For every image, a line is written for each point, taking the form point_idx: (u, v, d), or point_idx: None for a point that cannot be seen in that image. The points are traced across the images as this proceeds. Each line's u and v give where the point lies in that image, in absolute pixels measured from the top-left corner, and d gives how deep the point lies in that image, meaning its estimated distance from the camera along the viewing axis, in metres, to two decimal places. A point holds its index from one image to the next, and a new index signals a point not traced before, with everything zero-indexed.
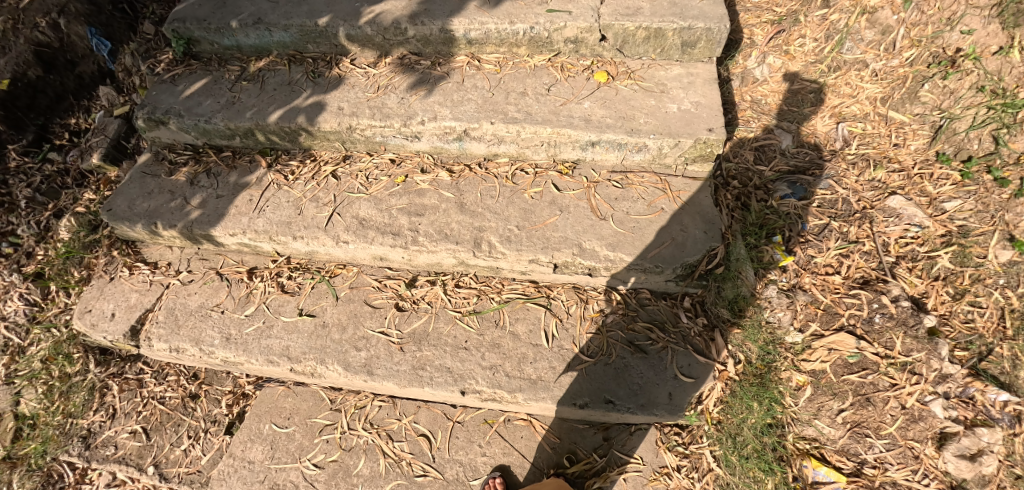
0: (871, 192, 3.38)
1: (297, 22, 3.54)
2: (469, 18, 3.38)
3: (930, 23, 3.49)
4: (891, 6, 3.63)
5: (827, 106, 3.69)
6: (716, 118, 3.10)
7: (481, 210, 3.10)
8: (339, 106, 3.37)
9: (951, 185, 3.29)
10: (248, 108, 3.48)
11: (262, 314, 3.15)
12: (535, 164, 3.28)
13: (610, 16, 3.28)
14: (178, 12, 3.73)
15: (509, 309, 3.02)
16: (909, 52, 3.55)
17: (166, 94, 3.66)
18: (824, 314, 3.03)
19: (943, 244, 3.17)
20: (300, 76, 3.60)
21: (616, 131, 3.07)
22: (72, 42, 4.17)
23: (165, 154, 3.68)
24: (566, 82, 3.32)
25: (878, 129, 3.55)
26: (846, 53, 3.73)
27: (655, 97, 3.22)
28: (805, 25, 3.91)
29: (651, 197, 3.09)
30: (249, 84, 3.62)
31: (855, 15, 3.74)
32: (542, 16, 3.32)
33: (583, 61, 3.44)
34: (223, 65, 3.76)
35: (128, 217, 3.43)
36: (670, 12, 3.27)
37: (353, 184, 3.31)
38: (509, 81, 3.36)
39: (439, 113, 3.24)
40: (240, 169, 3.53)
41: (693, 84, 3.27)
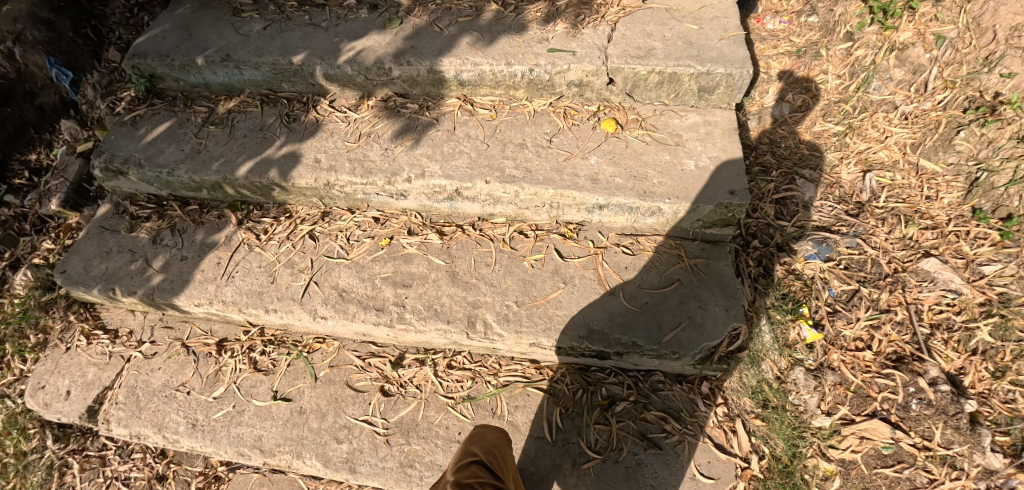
0: (902, 252, 3.09)
1: (268, 60, 3.19)
2: (461, 58, 3.03)
3: (965, 63, 3.21)
4: (923, 43, 3.33)
5: (851, 152, 3.40)
6: (738, 177, 2.77)
7: (476, 282, 2.79)
8: (316, 158, 3.02)
9: (990, 246, 3.03)
10: (215, 159, 3.11)
11: (233, 397, 2.85)
12: (535, 225, 2.95)
13: (619, 58, 2.94)
14: (140, 46, 3.41)
15: (507, 395, 2.75)
16: (942, 94, 3.26)
17: (126, 139, 3.30)
18: (855, 397, 2.75)
19: (983, 314, 2.91)
20: (273, 120, 3.23)
21: (627, 193, 2.74)
22: (30, 73, 3.87)
23: (126, 206, 3.32)
24: (570, 132, 2.97)
25: (908, 180, 3.27)
26: (872, 93, 3.43)
27: (669, 151, 2.88)
28: (827, 59, 3.61)
29: (665, 266, 2.79)
30: (216, 128, 3.24)
31: (883, 51, 3.43)
32: (542, 57, 2.98)
33: (589, 106, 3.07)
34: (190, 105, 3.39)
35: (83, 281, 3.09)
36: (685, 54, 2.94)
37: (332, 247, 2.98)
38: (506, 130, 3.00)
39: (427, 169, 2.90)
40: (208, 225, 3.17)
41: (711, 134, 2.94)
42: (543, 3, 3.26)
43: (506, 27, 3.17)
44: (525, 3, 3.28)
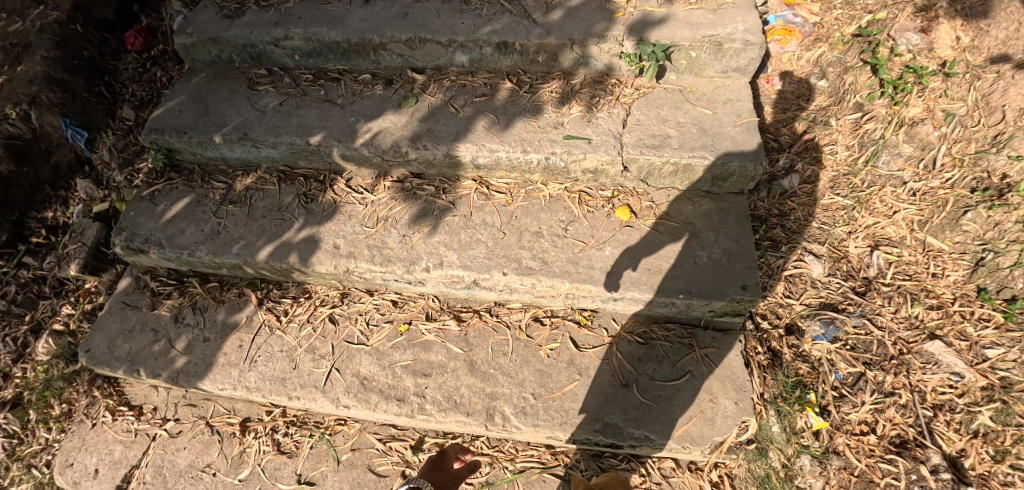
0: (908, 332, 3.16)
1: (286, 141, 3.24)
2: (477, 144, 3.06)
3: (974, 141, 3.27)
4: (932, 120, 3.38)
5: (859, 226, 3.45)
6: (749, 271, 2.85)
7: (493, 372, 2.88)
8: (334, 243, 3.08)
9: (993, 329, 3.11)
10: (235, 240, 3.17)
11: (257, 480, 2.94)
12: (550, 311, 3.03)
13: (634, 148, 2.99)
14: (157, 120, 3.45)
15: (524, 481, 2.86)
16: (951, 172, 3.32)
17: (145, 216, 3.35)
18: (858, 482, 2.85)
19: (985, 398, 2.99)
20: (290, 199, 3.28)
21: (641, 288, 2.83)
22: (46, 133, 3.92)
23: (147, 280, 3.37)
24: (585, 219, 3.03)
25: (915, 256, 3.33)
26: (881, 167, 3.48)
27: (683, 241, 2.95)
28: (836, 129, 3.66)
29: (677, 356, 2.88)
30: (234, 207, 3.29)
31: (893, 126, 3.47)
32: (558, 145, 3.03)
33: (603, 192, 3.13)
34: (207, 180, 3.43)
35: (108, 362, 3.16)
36: (700, 143, 2.99)
37: (353, 331, 3.06)
38: (522, 217, 3.06)
39: (445, 258, 2.96)
40: (228, 304, 3.24)
41: (723, 223, 3.01)
42: (557, 81, 3.30)
43: (521, 109, 3.20)
44: (539, 81, 3.32)
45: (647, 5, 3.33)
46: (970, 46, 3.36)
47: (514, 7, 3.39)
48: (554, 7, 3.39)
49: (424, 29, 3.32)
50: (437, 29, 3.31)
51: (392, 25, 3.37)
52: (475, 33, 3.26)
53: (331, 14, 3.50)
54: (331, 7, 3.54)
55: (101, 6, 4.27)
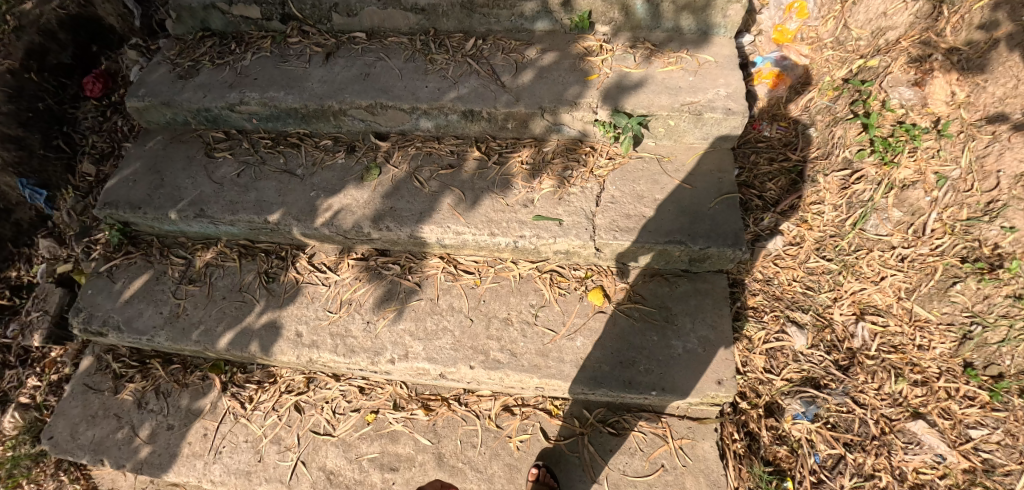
0: (890, 409, 3.08)
1: (244, 218, 3.10)
2: (442, 226, 2.91)
3: (966, 206, 3.13)
4: (924, 184, 3.24)
5: (845, 292, 3.31)
6: (725, 364, 2.74)
7: (462, 466, 2.83)
8: (296, 330, 2.97)
9: (978, 407, 3.01)
10: (195, 325, 3.06)
11: None
12: (521, 399, 2.95)
13: (606, 231, 2.83)
14: (110, 191, 3.31)
15: None
16: (941, 239, 3.18)
17: (103, 294, 3.24)
18: None
19: (967, 481, 2.92)
20: (251, 278, 3.15)
21: (613, 384, 2.73)
22: (2, 193, 3.80)
23: (109, 360, 3.27)
24: (557, 304, 2.91)
25: (900, 326, 3.21)
26: (869, 230, 3.33)
27: (658, 329, 2.83)
28: (824, 186, 3.50)
29: (650, 448, 2.83)
30: (194, 287, 3.17)
31: (882, 188, 3.32)
32: (527, 227, 2.87)
33: (576, 271, 2.98)
34: (166, 254, 3.30)
35: (72, 450, 3.09)
36: (676, 225, 2.83)
37: (319, 420, 2.99)
38: (490, 301, 2.94)
39: (410, 349, 2.85)
40: (192, 388, 3.14)
41: (700, 307, 2.88)
42: (528, 149, 3.11)
43: (489, 183, 3.02)
44: (508, 150, 3.13)
45: (623, 65, 3.12)
46: (966, 102, 3.19)
47: (481, 66, 3.19)
48: (525, 66, 3.18)
49: (386, 94, 3.13)
50: (400, 95, 3.12)
51: (353, 89, 3.19)
52: (439, 100, 3.06)
53: (290, 75, 3.32)
54: (290, 66, 3.36)
55: (57, 50, 4.00)
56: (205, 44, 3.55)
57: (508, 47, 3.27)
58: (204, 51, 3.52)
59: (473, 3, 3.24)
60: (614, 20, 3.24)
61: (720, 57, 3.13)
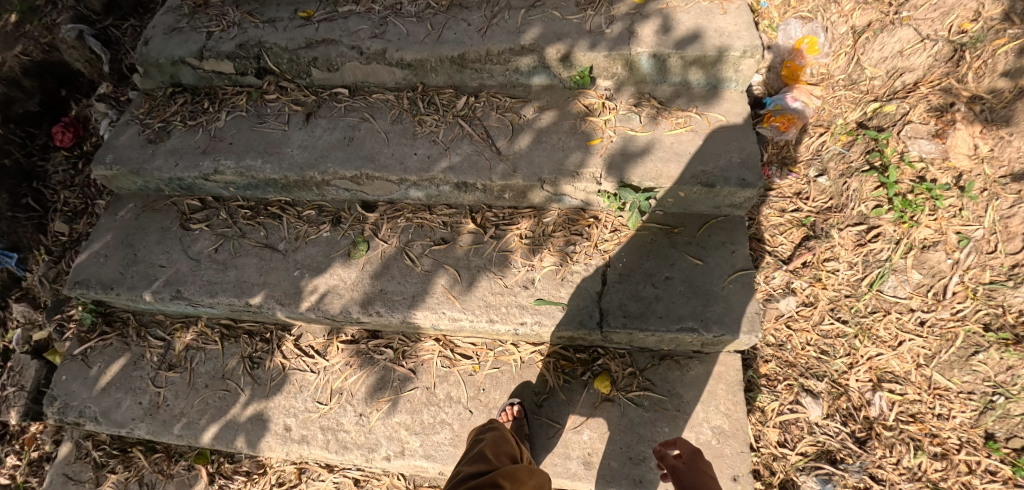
0: (908, 484, 2.96)
1: (223, 301, 2.89)
2: (436, 312, 2.72)
3: (990, 269, 2.99)
4: (945, 245, 3.07)
5: (861, 357, 3.15)
6: (741, 458, 2.60)
7: None
8: (285, 424, 2.80)
9: (1001, 483, 2.88)
10: (177, 417, 2.89)
11: None
12: None
13: (614, 318, 2.65)
14: (80, 269, 3.10)
15: None
16: (962, 303, 3.03)
17: (78, 381, 3.04)
18: None
19: None
20: (235, 363, 2.96)
21: (622, 482, 2.60)
22: None
23: (87, 447, 3.08)
24: (562, 393, 2.76)
25: (919, 394, 3.06)
26: (886, 291, 3.17)
27: (668, 420, 2.68)
28: (839, 241, 3.31)
29: None
30: (174, 374, 2.98)
31: (901, 249, 3.15)
32: (528, 312, 2.69)
33: (581, 354, 2.81)
34: (143, 334, 3.09)
35: None
36: (688, 309, 2.64)
37: None
38: (490, 390, 2.78)
39: (406, 445, 2.71)
40: (177, 479, 2.97)
41: (713, 393, 2.72)
42: (527, 221, 2.89)
43: (486, 261, 2.82)
44: (505, 221, 2.91)
45: (627, 127, 2.89)
46: (989, 156, 3.04)
47: (474, 129, 2.94)
48: (521, 128, 2.93)
49: (371, 163, 2.90)
50: (386, 164, 2.88)
51: (336, 156, 2.95)
52: (428, 170, 2.83)
53: (268, 139, 3.08)
54: (268, 128, 3.12)
55: (22, 99, 3.81)
56: (176, 101, 3.31)
57: (503, 105, 3.01)
58: (175, 109, 3.29)
59: (464, 58, 3.00)
60: (617, 75, 3.00)
61: (731, 115, 2.90)
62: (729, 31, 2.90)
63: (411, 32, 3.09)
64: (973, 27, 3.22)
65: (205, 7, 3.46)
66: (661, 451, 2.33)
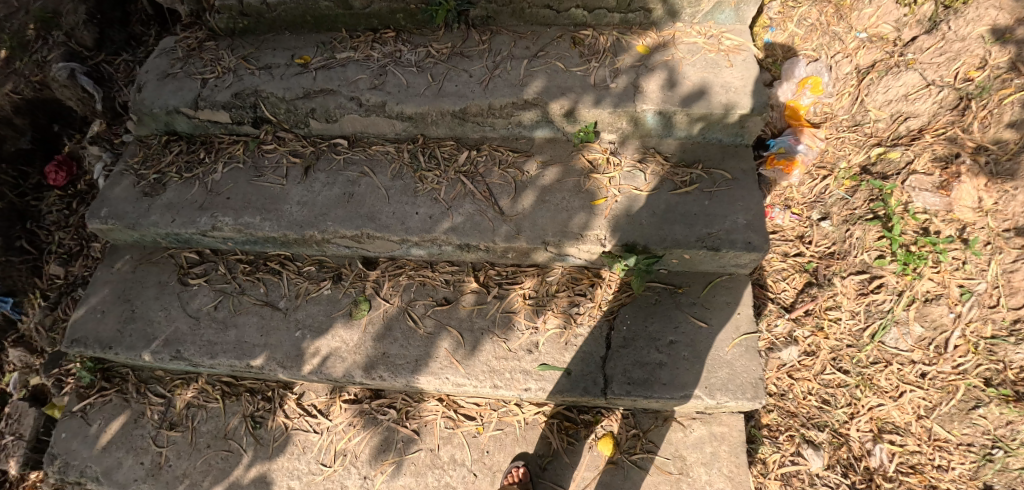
0: None
1: (224, 363, 2.87)
2: (439, 377, 2.70)
3: (992, 323, 3.00)
4: (948, 299, 3.07)
5: (862, 407, 3.16)
6: None
7: None
8: (288, 486, 2.80)
9: None
10: (179, 478, 2.87)
11: None
12: None
13: (618, 385, 2.63)
14: (78, 326, 3.07)
15: None
16: (964, 357, 3.04)
17: (78, 439, 3.01)
18: None
19: None
20: (237, 422, 2.94)
21: None
22: None
23: None
24: (566, 455, 2.77)
25: (919, 445, 3.07)
26: (888, 342, 3.17)
27: (672, 483, 2.69)
28: (841, 290, 3.30)
29: None
30: (175, 433, 2.96)
31: (903, 301, 3.15)
32: (532, 378, 2.67)
33: (585, 415, 2.82)
34: (143, 391, 3.07)
35: None
36: (692, 376, 2.63)
37: None
38: (494, 452, 2.78)
39: None
40: None
41: (716, 455, 2.73)
42: (531, 280, 2.87)
43: (489, 323, 2.80)
44: (508, 279, 2.89)
45: (632, 185, 2.84)
46: (993, 209, 3.04)
47: (476, 186, 2.89)
48: (524, 186, 2.89)
49: (372, 222, 2.85)
50: (387, 224, 2.84)
51: (336, 214, 2.91)
52: (430, 231, 2.79)
53: (266, 194, 3.03)
54: (266, 181, 3.07)
55: (14, 137, 3.86)
56: (172, 151, 3.26)
57: (506, 159, 2.96)
58: (170, 159, 3.23)
59: (466, 112, 2.95)
60: (621, 130, 2.95)
61: (736, 173, 2.88)
62: (736, 87, 2.88)
63: (410, 83, 3.03)
64: (979, 75, 3.21)
65: (200, 51, 3.40)
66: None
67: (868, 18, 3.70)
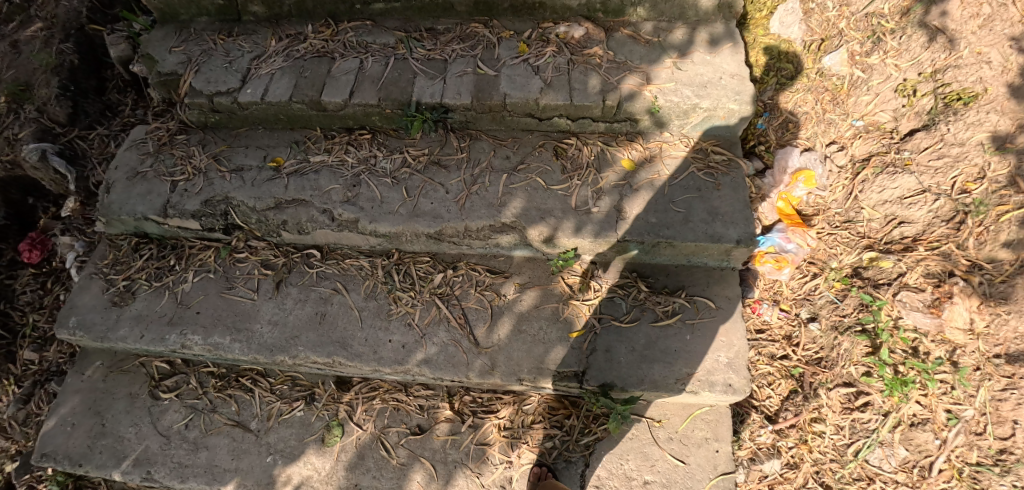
0: None
1: (194, 487, 2.85)
2: None
3: (979, 451, 2.93)
4: (934, 423, 3.02)
5: None
6: None
7: None
8: None
9: None
10: None
11: None
12: None
13: None
14: (46, 439, 3.01)
15: None
16: (948, 483, 2.96)
17: None
18: None
19: None
20: None
21: None
22: None
23: None
24: None
25: None
26: (872, 462, 3.08)
27: None
28: (827, 402, 3.21)
29: None
30: None
31: (888, 425, 3.08)
32: None
33: None
34: None
35: None
36: None
37: None
38: None
39: None
40: None
41: None
42: (507, 408, 2.84)
43: (462, 455, 2.77)
44: (485, 406, 2.85)
45: (613, 315, 2.77)
46: (985, 332, 2.97)
47: (451, 312, 2.81)
48: (500, 312, 2.80)
49: (343, 349, 2.79)
50: (360, 351, 2.77)
51: (307, 338, 2.84)
52: (403, 363, 2.73)
53: (236, 310, 2.95)
54: (237, 295, 2.99)
55: None
56: (142, 256, 3.17)
57: (482, 281, 2.88)
58: (140, 264, 3.16)
59: (442, 233, 2.84)
60: (603, 253, 2.83)
61: (721, 302, 2.78)
62: (722, 213, 2.75)
63: (384, 197, 2.91)
64: (977, 188, 3.12)
65: (171, 146, 3.28)
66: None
67: (865, 105, 3.60)
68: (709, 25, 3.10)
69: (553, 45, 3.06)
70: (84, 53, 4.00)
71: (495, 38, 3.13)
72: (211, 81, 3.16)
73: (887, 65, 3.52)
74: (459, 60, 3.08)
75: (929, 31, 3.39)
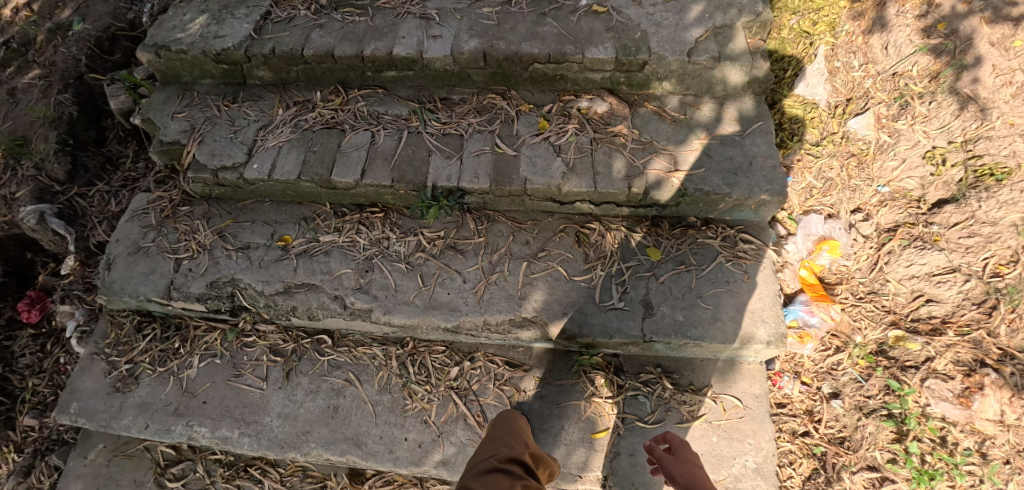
0: None
1: None
2: None
3: None
4: None
5: None
6: None
7: None
8: None
9: None
10: None
11: None
12: None
13: None
14: None
15: None
16: None
17: None
18: None
19: None
20: None
21: None
22: None
23: None
24: None
25: None
26: None
27: None
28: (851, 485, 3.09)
29: None
30: None
31: None
32: None
33: None
34: None
35: None
36: None
37: None
38: None
39: None
40: None
41: None
42: None
43: None
44: None
45: (636, 415, 2.68)
46: (1015, 424, 2.95)
47: (469, 409, 2.72)
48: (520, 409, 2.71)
49: (358, 447, 2.70)
50: (375, 450, 2.69)
51: (320, 433, 2.74)
52: (421, 464, 2.66)
53: (245, 401, 2.84)
54: (245, 384, 2.88)
55: None
56: (146, 336, 3.05)
57: (501, 374, 2.78)
58: (144, 346, 3.03)
59: (458, 327, 2.73)
60: (626, 348, 2.72)
61: (749, 401, 2.71)
62: (752, 310, 2.68)
63: (398, 286, 2.80)
64: (1010, 272, 3.06)
65: (174, 219, 3.14)
66: (650, 445, 2.31)
67: (891, 170, 3.44)
68: (737, 100, 2.98)
69: (575, 121, 2.92)
70: (83, 103, 3.81)
71: (513, 112, 2.99)
72: (215, 154, 3.02)
73: (915, 131, 3.36)
74: (475, 137, 2.94)
75: (959, 99, 3.22)
